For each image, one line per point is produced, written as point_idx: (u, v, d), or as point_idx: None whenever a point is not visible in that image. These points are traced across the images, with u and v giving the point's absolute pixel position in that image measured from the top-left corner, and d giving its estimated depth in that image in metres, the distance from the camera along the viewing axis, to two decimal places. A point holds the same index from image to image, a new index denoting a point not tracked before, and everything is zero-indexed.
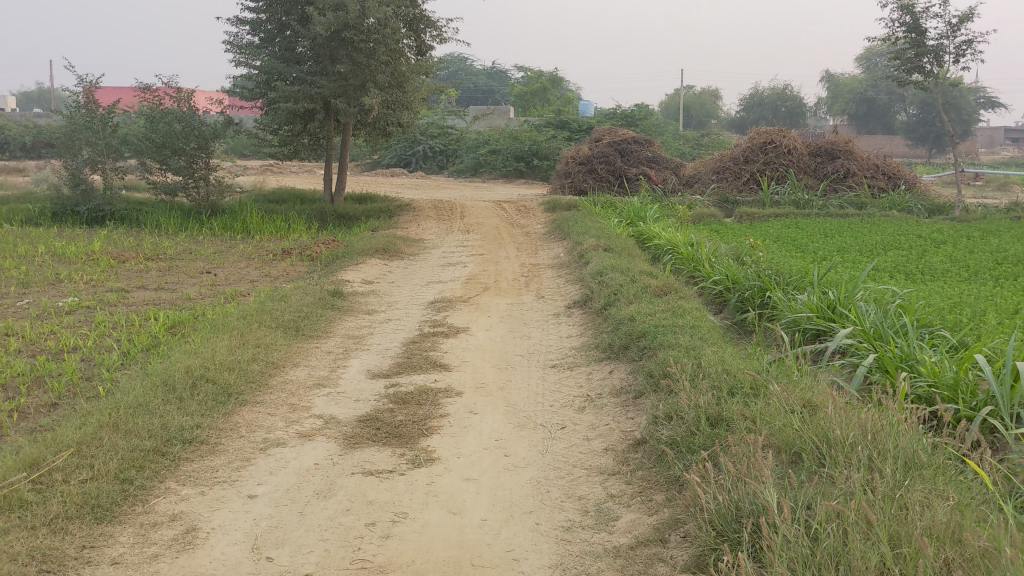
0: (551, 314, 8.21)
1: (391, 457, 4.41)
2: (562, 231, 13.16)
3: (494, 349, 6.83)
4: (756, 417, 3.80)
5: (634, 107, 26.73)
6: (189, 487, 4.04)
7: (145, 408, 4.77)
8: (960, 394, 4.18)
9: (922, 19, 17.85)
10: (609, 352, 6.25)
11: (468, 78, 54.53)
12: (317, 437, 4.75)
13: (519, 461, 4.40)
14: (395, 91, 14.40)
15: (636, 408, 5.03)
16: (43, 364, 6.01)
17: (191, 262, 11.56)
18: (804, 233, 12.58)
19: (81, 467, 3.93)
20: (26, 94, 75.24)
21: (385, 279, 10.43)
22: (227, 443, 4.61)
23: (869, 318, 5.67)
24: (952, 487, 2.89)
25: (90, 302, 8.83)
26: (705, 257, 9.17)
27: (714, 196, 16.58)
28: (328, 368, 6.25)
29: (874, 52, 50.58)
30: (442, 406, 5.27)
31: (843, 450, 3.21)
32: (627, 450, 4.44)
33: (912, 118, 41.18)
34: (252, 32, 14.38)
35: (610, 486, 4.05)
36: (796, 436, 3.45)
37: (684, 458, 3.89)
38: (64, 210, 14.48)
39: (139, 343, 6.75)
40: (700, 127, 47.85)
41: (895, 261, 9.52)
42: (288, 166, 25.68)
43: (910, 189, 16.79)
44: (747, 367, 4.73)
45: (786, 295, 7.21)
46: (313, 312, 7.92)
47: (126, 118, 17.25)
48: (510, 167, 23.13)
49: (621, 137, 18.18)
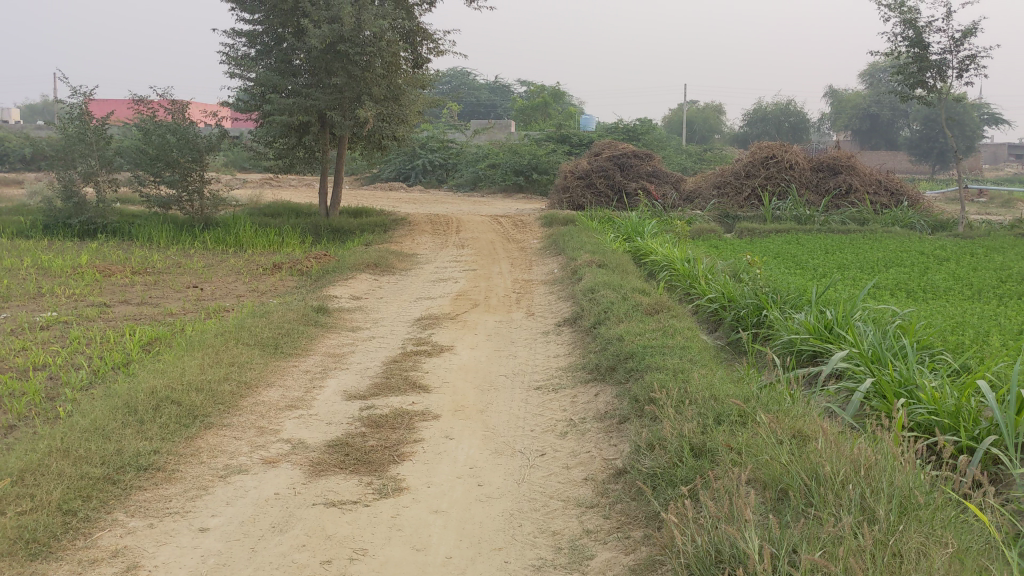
0: (540, 332, 7.95)
1: (357, 486, 4.15)
2: (557, 247, 12.92)
3: (477, 369, 6.57)
4: (742, 448, 3.54)
5: (637, 121, 26.56)
6: (138, 518, 3.78)
7: (101, 432, 4.51)
8: (961, 422, 3.93)
9: (925, 33, 17.66)
10: (597, 374, 6.00)
11: (469, 93, 54.36)
12: (282, 464, 4.50)
13: (492, 492, 4.14)
14: (390, 104, 14.09)
15: (619, 435, 4.77)
16: (7, 382, 5.75)
17: (179, 276, 11.31)
18: (804, 249, 12.31)
19: (22, 498, 3.69)
20: (28, 108, 75.40)
21: (375, 294, 10.19)
22: (185, 470, 4.36)
23: (867, 339, 5.43)
24: (952, 532, 2.65)
25: (68, 318, 8.56)
26: (701, 274, 8.92)
27: (715, 211, 16.39)
28: (303, 389, 5.98)
29: (877, 69, 50.43)
30: (417, 430, 5.01)
31: (833, 488, 2.95)
32: (607, 480, 4.19)
33: (914, 134, 40.97)
34: (249, 45, 14.21)
35: (587, 520, 3.79)
36: (784, 470, 3.19)
37: (665, 493, 3.64)
38: (56, 223, 14.27)
39: (111, 360, 6.50)
40: (703, 142, 47.70)
41: (896, 279, 9.26)
42: (288, 179, 25.47)
43: (914, 206, 16.49)
44: (736, 392, 4.47)
45: (783, 314, 6.96)
46: (294, 328, 7.67)
47: (120, 130, 17.11)
48: (510, 181, 22.88)
49: (621, 151, 17.98)
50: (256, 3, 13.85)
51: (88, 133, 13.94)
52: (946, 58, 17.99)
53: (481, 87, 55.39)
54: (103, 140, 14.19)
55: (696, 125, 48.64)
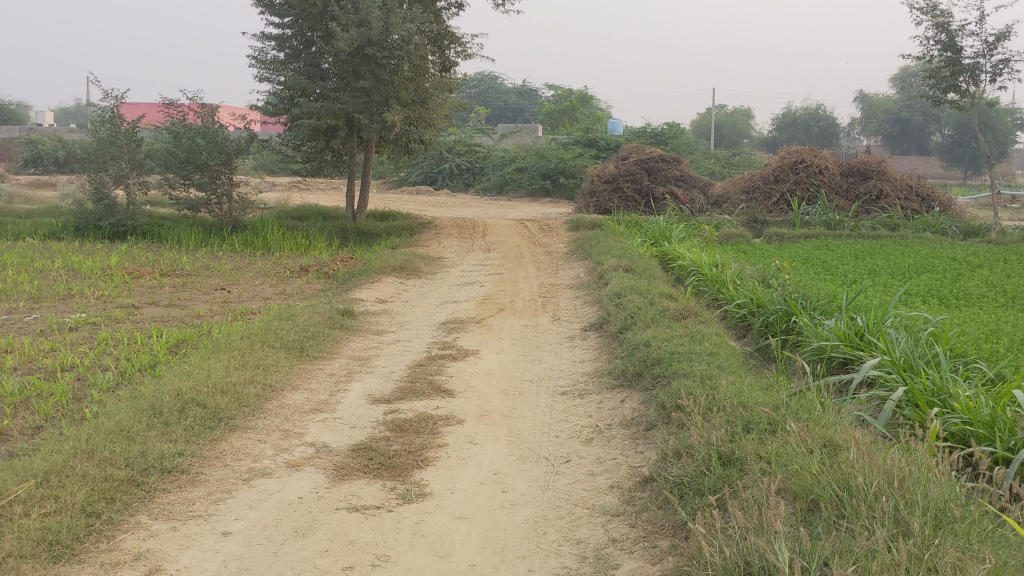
0: (566, 337, 7.89)
1: (380, 491, 4.12)
2: (583, 251, 12.85)
3: (503, 374, 6.53)
4: (772, 457, 3.48)
5: (664, 125, 26.43)
6: (161, 521, 3.77)
7: (125, 434, 4.52)
8: (996, 433, 3.84)
9: (958, 37, 17.46)
10: (623, 379, 5.94)
11: (497, 96, 54.44)
12: (306, 467, 4.47)
13: (516, 499, 4.09)
14: (418, 108, 14.04)
15: (646, 442, 4.72)
16: (36, 383, 5.78)
17: (207, 279, 11.36)
18: (835, 255, 12.17)
19: (46, 499, 3.70)
20: (63, 112, 76.44)
21: (401, 297, 10.17)
22: (209, 473, 4.35)
23: (899, 347, 5.35)
24: (989, 547, 2.57)
25: (96, 319, 8.60)
26: (730, 279, 8.84)
27: (743, 216, 16.28)
28: (328, 392, 5.96)
29: (908, 73, 49.98)
30: (442, 435, 4.98)
31: (865, 500, 2.88)
32: (634, 488, 4.13)
33: (945, 138, 40.57)
34: (278, 48, 14.26)
35: (613, 529, 3.73)
36: (814, 480, 3.13)
37: (693, 502, 3.57)
38: (87, 225, 14.38)
39: (138, 361, 6.52)
40: (731, 146, 47.42)
41: (928, 285, 9.12)
42: (316, 182, 25.57)
43: (945, 211, 16.24)
44: (766, 400, 4.40)
45: (813, 320, 6.87)
46: (320, 331, 7.66)
47: (150, 133, 17.22)
48: (536, 185, 22.83)
49: (649, 154, 17.89)
50: (286, 7, 13.89)
51: (119, 137, 14.06)
52: (979, 62, 17.79)
53: (508, 91, 55.43)
54: (133, 143, 14.29)
55: (724, 129, 48.33)
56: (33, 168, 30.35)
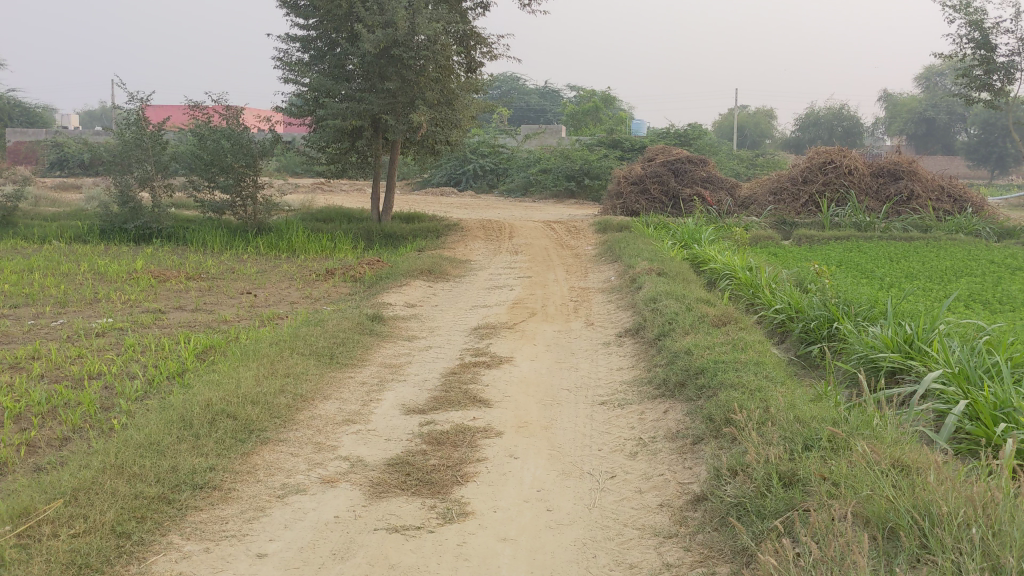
0: (601, 344, 7.69)
1: (420, 510, 3.94)
2: (612, 254, 12.65)
3: (539, 383, 6.33)
4: (840, 479, 3.28)
5: (688, 126, 26.15)
6: (194, 542, 3.62)
7: (156, 448, 4.38)
8: None
9: (992, 35, 17.13)
10: (665, 389, 5.74)
11: (519, 98, 54.52)
12: (341, 483, 4.31)
13: (562, 518, 3.91)
14: (444, 109, 13.85)
15: (693, 456, 4.53)
16: (62, 392, 5.64)
17: (233, 282, 11.26)
18: (867, 257, 11.89)
19: (75, 518, 3.56)
20: (88, 115, 77.24)
21: (429, 302, 10.01)
22: (241, 489, 4.18)
23: (955, 356, 5.11)
24: None
25: (123, 324, 8.50)
26: (765, 283, 8.63)
27: (771, 218, 16.04)
28: (360, 402, 5.79)
29: (933, 72, 49.41)
30: (480, 449, 4.79)
31: (950, 531, 2.68)
32: (686, 507, 3.94)
33: (972, 138, 40.00)
34: (303, 50, 14.18)
35: (667, 552, 3.53)
36: (889, 507, 2.93)
37: (754, 525, 3.39)
38: (112, 228, 14.31)
39: (166, 369, 6.39)
40: (756, 147, 47.04)
41: (969, 289, 8.83)
42: (340, 184, 25.56)
43: (978, 212, 15.85)
44: (823, 414, 4.18)
45: (857, 326, 6.64)
46: (350, 338, 7.50)
47: (177, 135, 17.15)
48: (561, 186, 22.65)
49: (676, 155, 17.64)
50: (310, 8, 13.76)
51: (145, 139, 13.99)
52: (1013, 61, 17.45)
53: (531, 92, 55.36)
54: (159, 146, 14.21)
55: (747, 129, 47.95)
56: (60, 171, 30.77)
